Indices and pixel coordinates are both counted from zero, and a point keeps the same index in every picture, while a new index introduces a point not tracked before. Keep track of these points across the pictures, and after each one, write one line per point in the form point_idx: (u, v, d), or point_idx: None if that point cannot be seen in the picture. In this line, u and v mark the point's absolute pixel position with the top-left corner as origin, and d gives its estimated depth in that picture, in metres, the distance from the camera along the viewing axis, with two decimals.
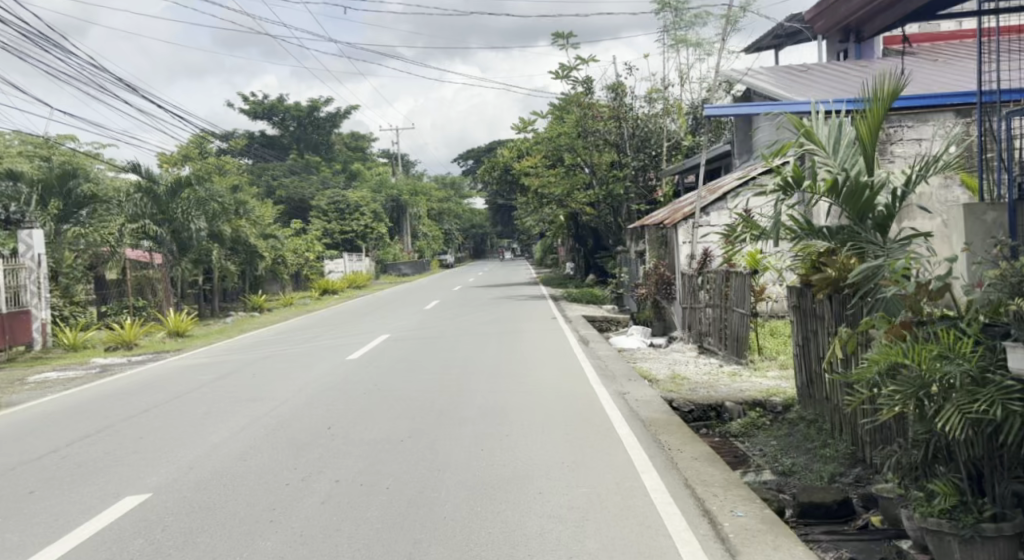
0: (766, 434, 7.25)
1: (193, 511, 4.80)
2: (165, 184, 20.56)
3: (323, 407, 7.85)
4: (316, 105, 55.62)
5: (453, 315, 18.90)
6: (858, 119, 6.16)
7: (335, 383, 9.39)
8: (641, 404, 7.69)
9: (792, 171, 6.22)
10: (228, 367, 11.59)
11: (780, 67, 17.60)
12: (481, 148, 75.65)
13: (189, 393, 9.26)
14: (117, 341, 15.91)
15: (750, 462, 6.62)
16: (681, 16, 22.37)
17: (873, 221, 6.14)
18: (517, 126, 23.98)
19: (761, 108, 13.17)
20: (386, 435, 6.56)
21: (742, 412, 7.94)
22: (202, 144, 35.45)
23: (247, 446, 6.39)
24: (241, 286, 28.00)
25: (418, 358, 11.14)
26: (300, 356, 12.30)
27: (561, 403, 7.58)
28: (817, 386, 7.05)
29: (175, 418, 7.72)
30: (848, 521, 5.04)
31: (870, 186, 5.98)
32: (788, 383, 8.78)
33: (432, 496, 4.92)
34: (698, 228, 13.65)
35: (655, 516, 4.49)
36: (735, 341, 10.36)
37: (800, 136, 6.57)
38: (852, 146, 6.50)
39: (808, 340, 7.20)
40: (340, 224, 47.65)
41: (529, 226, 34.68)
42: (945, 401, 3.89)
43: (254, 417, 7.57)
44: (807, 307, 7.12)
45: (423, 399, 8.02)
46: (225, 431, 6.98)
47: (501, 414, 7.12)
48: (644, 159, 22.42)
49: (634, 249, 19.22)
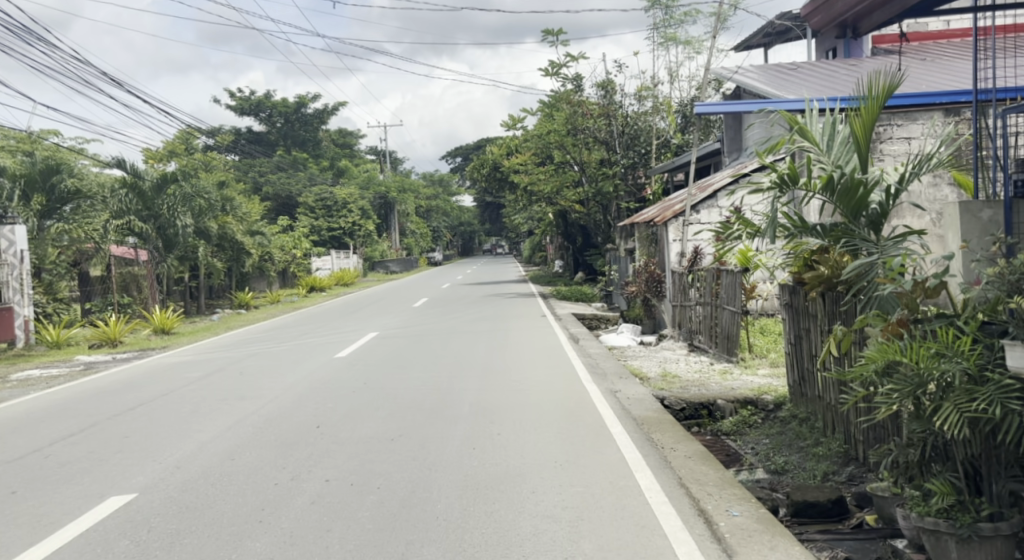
0: (757, 433, 7.27)
1: (180, 511, 4.71)
2: (151, 180, 20.61)
3: (312, 406, 7.76)
4: (303, 101, 55.29)
5: (441, 312, 18.79)
6: (852, 117, 6.14)
7: (323, 381, 9.27)
8: (632, 402, 7.65)
9: (788, 168, 6.15)
10: (214, 365, 11.45)
11: (770, 65, 17.62)
12: (469, 146, 75.52)
13: (175, 391, 9.11)
14: (101, 338, 15.68)
15: (743, 461, 6.65)
16: (670, 14, 22.36)
17: (866, 218, 6.15)
18: (506, 123, 23.84)
19: (752, 105, 13.12)
20: (376, 433, 6.48)
21: (734, 410, 7.95)
22: (188, 139, 35.13)
23: (234, 446, 6.28)
24: (228, 283, 27.82)
25: (407, 356, 11.04)
26: (287, 354, 12.16)
27: (553, 401, 7.53)
28: (810, 384, 7.07)
29: (162, 417, 7.60)
30: (842, 521, 5.03)
31: (865, 183, 5.96)
32: (780, 381, 8.78)
33: (424, 496, 4.84)
34: (689, 226, 13.56)
35: (651, 516, 4.44)
36: (726, 339, 10.34)
37: (794, 133, 6.55)
38: (846, 143, 6.47)
39: (800, 339, 7.23)
40: (328, 221, 47.56)
41: (517, 221, 34.67)
42: (944, 400, 3.85)
43: (241, 416, 7.45)
44: (800, 306, 7.14)
45: (412, 398, 7.94)
46: (211, 431, 6.86)
47: (491, 412, 7.06)
48: (633, 157, 22.59)
49: (622, 247, 19.19)
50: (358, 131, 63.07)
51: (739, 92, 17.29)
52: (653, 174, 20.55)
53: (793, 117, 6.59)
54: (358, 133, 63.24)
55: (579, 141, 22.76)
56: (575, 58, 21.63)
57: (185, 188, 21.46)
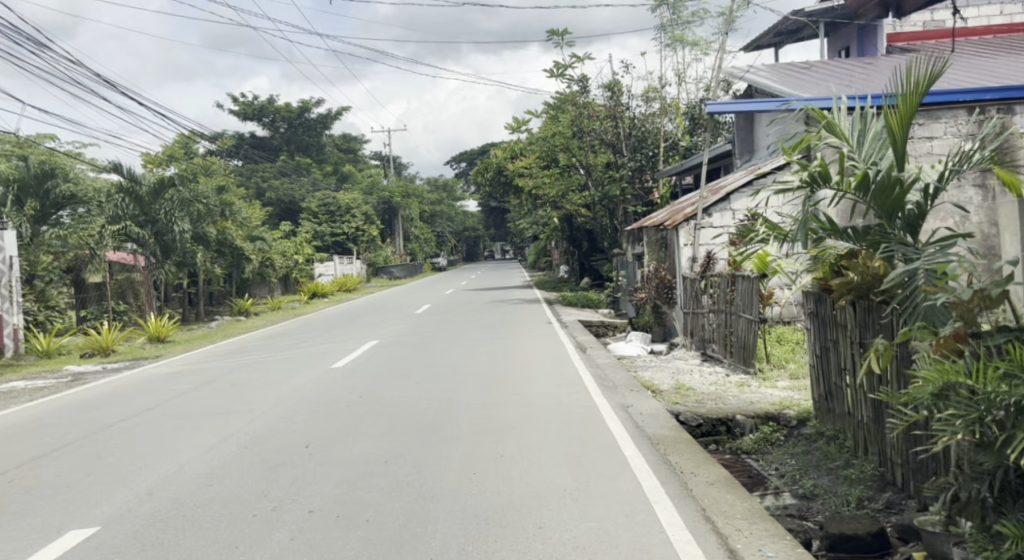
0: (781, 453, 6.79)
1: (143, 550, 4.19)
2: (148, 184, 20.24)
3: (302, 422, 7.28)
4: (306, 106, 54.91)
5: (443, 320, 18.31)
6: (887, 110, 5.61)
7: (316, 394, 8.79)
8: (646, 418, 7.13)
9: (819, 165, 5.64)
10: (207, 375, 11.00)
11: (782, 64, 17.12)
12: (472, 150, 74.97)
13: (161, 405, 8.66)
14: (93, 347, 15.26)
15: (768, 484, 6.18)
16: (677, 14, 21.91)
17: (903, 220, 5.63)
18: (510, 126, 23.34)
19: (767, 104, 12.62)
20: (369, 454, 6.00)
21: (755, 427, 7.44)
22: (187, 144, 34.69)
23: (215, 468, 5.81)
24: (228, 289, 27.37)
25: (407, 367, 10.56)
26: (282, 365, 11.67)
27: (560, 417, 7.03)
28: (837, 399, 6.57)
29: (143, 434, 7.13)
30: (884, 557, 4.53)
31: (903, 181, 5.44)
32: (801, 395, 8.25)
33: (417, 532, 4.33)
34: (701, 230, 12.96)
35: (673, 557, 3.90)
36: (741, 348, 9.83)
37: (821, 127, 6.02)
38: (879, 138, 5.94)
39: (826, 350, 6.75)
40: (332, 226, 47.09)
41: (522, 227, 34.20)
42: (1016, 427, 3.34)
43: (226, 433, 6.97)
44: (827, 314, 6.66)
45: (410, 413, 7.46)
46: (192, 450, 6.39)
47: (494, 430, 6.58)
48: (640, 160, 21.78)
49: (630, 252, 18.69)
50: (361, 136, 62.70)
51: (750, 92, 16.75)
52: (661, 177, 20.09)
53: (819, 111, 6.07)
54: (362, 138, 62.85)
55: (584, 144, 22.27)
56: (581, 58, 21.13)
57: (183, 193, 21.01)
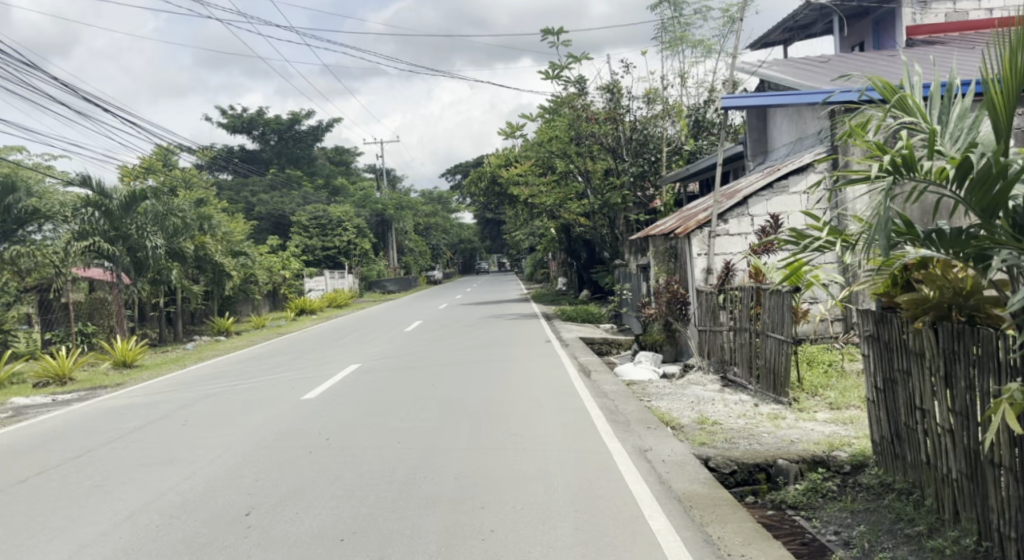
0: (837, 508, 5.47)
1: None
2: (120, 198, 18.81)
3: (251, 477, 5.97)
4: (296, 118, 53.87)
5: (435, 338, 17.01)
6: (987, 80, 4.18)
7: (276, 436, 7.47)
8: (670, 468, 5.86)
9: (901, 151, 4.34)
10: (161, 410, 9.69)
11: (796, 59, 15.89)
12: (467, 162, 74.00)
13: (94, 451, 7.35)
14: (48, 376, 13.90)
15: (831, 555, 4.80)
16: (679, 13, 20.77)
17: (1007, 219, 4.29)
18: (504, 131, 22.06)
19: (791, 97, 11.36)
20: (322, 528, 4.71)
21: (800, 474, 6.13)
22: (167, 156, 33.43)
23: (120, 552, 4.49)
24: (209, 307, 26.03)
25: (388, 399, 9.28)
26: (248, 395, 10.37)
27: (564, 472, 5.76)
28: (909, 445, 5.26)
29: (55, 495, 5.83)
30: None
31: (1009, 169, 4.08)
32: (849, 431, 6.95)
33: None
34: (715, 239, 11.70)
35: None
36: (770, 374, 8.54)
37: (892, 107, 4.71)
38: (967, 118, 4.60)
39: (893, 384, 5.44)
40: (322, 240, 45.70)
41: (517, 238, 32.99)
42: None
43: (154, 494, 5.66)
44: (893, 339, 5.35)
45: (383, 464, 6.18)
46: (102, 522, 5.07)
47: (483, 492, 5.29)
48: (642, 164, 20.49)
49: (634, 264, 17.42)
50: (354, 148, 61.60)
51: (761, 89, 15.54)
52: (665, 183, 18.85)
53: (889, 86, 4.77)
54: (355, 151, 61.74)
55: (583, 150, 21.05)
56: (577, 58, 19.91)
57: (157, 207, 19.77)
